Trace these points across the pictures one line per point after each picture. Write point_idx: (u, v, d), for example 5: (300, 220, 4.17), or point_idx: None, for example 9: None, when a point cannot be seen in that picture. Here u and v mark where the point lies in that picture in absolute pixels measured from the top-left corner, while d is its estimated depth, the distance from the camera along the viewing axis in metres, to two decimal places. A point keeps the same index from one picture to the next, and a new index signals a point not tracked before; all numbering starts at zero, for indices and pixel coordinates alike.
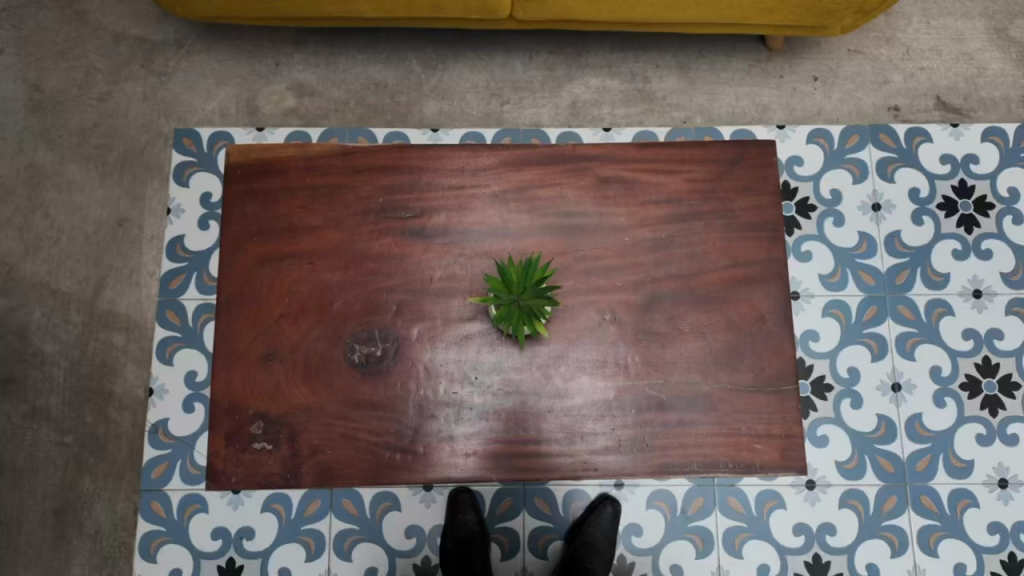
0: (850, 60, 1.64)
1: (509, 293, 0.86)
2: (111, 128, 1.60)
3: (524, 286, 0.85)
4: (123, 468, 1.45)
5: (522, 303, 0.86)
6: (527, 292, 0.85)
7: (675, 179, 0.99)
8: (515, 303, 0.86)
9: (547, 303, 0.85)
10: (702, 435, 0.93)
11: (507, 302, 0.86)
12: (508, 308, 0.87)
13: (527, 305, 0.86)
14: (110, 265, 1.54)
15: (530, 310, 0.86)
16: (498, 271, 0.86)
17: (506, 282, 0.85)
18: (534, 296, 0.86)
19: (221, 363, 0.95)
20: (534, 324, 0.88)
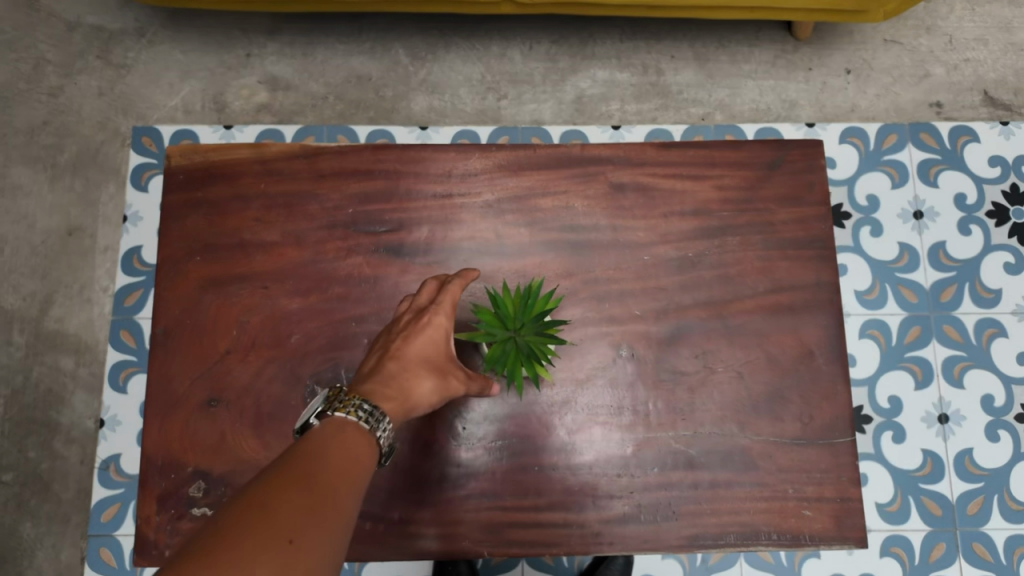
0: (886, 50, 1.47)
1: (504, 327, 0.68)
2: (63, 126, 1.43)
3: (525, 319, 0.68)
4: (69, 509, 1.28)
5: (520, 341, 0.68)
6: (529, 325, 0.68)
7: (703, 185, 0.82)
8: (510, 342, 0.68)
9: (553, 342, 0.68)
10: (740, 499, 0.76)
11: (499, 339, 0.68)
12: (499, 347, 0.68)
13: (525, 345, 0.68)
14: (59, 280, 1.37)
15: (528, 352, 0.69)
16: (490, 301, 0.69)
17: (499, 313, 0.68)
18: (536, 333, 0.69)
19: (159, 407, 0.78)
20: (533, 367, 0.71)
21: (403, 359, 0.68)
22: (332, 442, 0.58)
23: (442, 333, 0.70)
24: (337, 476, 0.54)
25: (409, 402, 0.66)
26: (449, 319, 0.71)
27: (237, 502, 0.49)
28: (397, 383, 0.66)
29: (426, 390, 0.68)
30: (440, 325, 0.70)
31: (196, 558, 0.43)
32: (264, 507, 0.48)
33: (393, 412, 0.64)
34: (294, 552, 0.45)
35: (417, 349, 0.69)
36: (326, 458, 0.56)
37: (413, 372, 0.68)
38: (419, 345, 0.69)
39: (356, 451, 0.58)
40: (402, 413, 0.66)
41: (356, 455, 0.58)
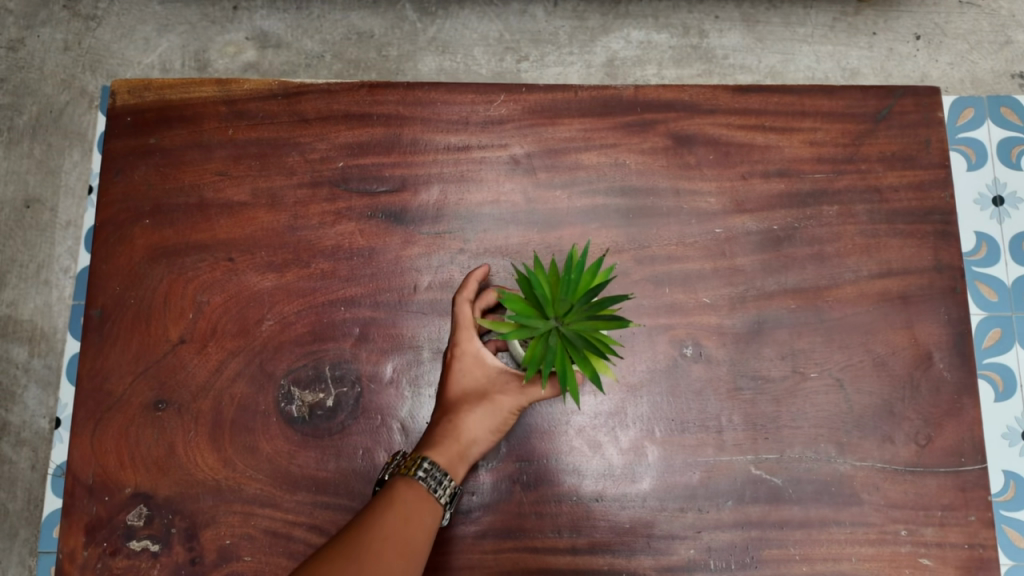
0: (961, 14, 1.30)
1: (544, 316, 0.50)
2: (21, 84, 1.26)
3: (570, 300, 0.48)
4: (16, 523, 1.11)
5: (568, 332, 0.49)
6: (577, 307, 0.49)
7: (791, 140, 0.65)
8: (554, 336, 0.50)
9: (611, 328, 0.48)
10: (841, 546, 0.58)
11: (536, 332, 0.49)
12: (540, 344, 0.50)
13: (575, 336, 0.49)
14: (13, 258, 1.20)
15: (580, 346, 0.49)
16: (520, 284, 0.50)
17: (531, 294, 0.48)
18: (587, 318, 0.49)
19: (90, 410, 0.61)
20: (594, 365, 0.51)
21: (443, 402, 0.56)
22: (390, 498, 0.51)
23: (473, 361, 0.56)
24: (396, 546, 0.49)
25: (460, 445, 0.54)
26: (472, 341, 0.56)
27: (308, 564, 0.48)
28: (440, 428, 0.55)
29: (481, 423, 0.55)
30: (467, 352, 0.56)
31: None
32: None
33: (450, 460, 0.53)
34: None
35: (454, 387, 0.56)
36: (383, 522, 0.50)
37: (456, 412, 0.55)
38: (453, 383, 0.56)
39: (412, 513, 0.50)
40: (463, 456, 0.54)
41: (414, 518, 0.50)
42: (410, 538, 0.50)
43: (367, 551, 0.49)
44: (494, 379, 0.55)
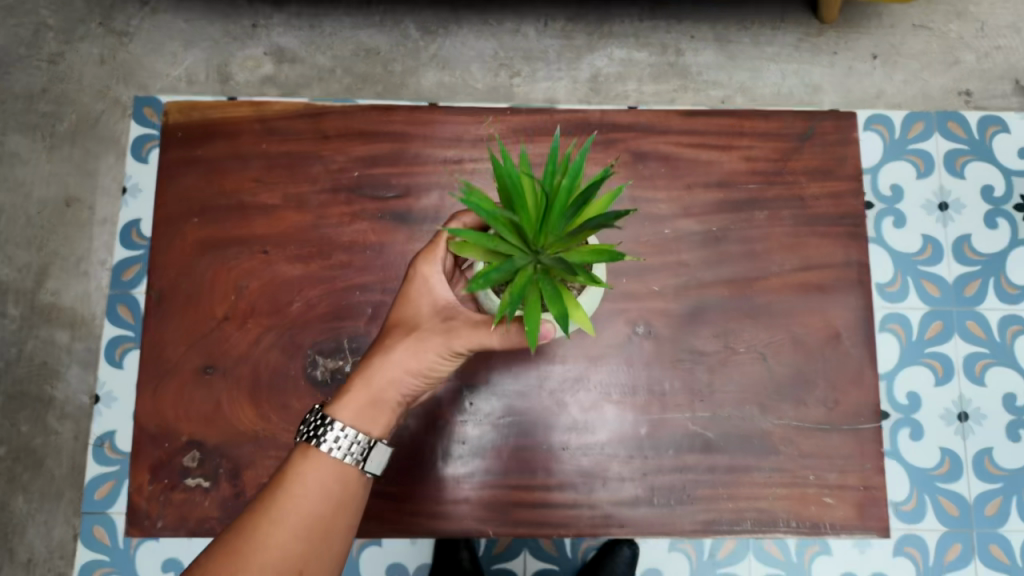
0: (915, 36, 1.43)
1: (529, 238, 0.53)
2: (62, 94, 1.39)
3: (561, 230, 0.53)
4: (62, 486, 1.26)
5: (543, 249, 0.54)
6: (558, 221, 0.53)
7: (729, 156, 0.78)
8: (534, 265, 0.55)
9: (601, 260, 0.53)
10: (760, 485, 0.72)
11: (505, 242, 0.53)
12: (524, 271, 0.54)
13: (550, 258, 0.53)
14: (55, 252, 1.33)
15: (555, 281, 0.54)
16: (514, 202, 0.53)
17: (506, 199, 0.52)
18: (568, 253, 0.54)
19: (152, 374, 0.74)
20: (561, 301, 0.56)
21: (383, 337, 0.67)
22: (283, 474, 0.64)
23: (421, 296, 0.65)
24: (298, 507, 0.63)
25: (376, 381, 0.65)
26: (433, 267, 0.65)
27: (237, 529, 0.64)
28: (367, 363, 0.66)
29: (398, 364, 0.65)
30: (417, 286, 0.66)
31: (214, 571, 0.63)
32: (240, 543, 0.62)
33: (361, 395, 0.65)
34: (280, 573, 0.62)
35: (395, 320, 0.67)
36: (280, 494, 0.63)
37: (384, 348, 0.66)
38: (396, 318, 0.67)
39: (303, 481, 0.63)
40: (373, 395, 0.65)
41: (305, 489, 0.63)
42: (303, 504, 0.63)
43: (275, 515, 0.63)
44: (427, 321, 0.65)
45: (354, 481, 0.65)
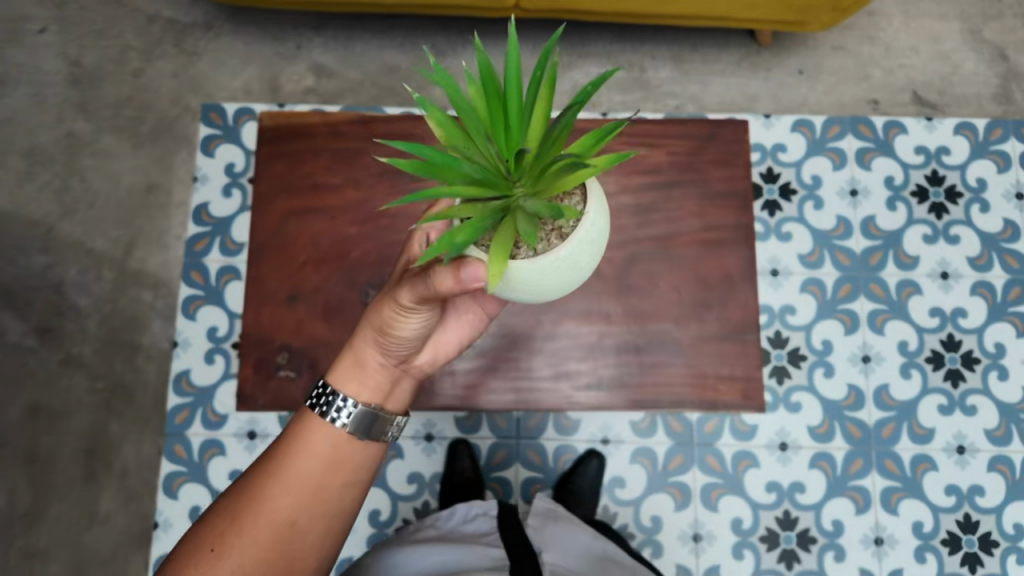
0: (834, 56, 1.76)
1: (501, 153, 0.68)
2: (144, 101, 1.72)
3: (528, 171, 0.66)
4: (149, 413, 1.56)
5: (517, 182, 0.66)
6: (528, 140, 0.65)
7: (657, 152, 1.12)
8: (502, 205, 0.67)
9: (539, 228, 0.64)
10: (673, 375, 1.10)
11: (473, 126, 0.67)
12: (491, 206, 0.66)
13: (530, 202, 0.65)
14: (140, 228, 1.65)
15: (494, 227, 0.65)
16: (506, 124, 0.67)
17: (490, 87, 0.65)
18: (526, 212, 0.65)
19: (255, 301, 1.08)
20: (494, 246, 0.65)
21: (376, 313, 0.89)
22: (294, 439, 0.84)
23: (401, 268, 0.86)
24: (300, 466, 0.82)
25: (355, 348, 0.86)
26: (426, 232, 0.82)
27: (250, 481, 0.83)
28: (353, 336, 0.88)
29: (368, 330, 0.85)
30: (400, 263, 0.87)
31: (226, 514, 0.81)
32: (252, 491, 0.81)
33: (346, 360, 0.87)
34: (273, 520, 0.80)
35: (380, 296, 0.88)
36: (289, 455, 0.83)
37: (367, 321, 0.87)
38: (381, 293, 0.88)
39: (307, 444, 0.83)
40: (352, 358, 0.86)
41: (309, 453, 0.83)
42: (306, 463, 0.82)
43: (280, 471, 0.82)
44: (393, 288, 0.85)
45: (349, 445, 0.84)
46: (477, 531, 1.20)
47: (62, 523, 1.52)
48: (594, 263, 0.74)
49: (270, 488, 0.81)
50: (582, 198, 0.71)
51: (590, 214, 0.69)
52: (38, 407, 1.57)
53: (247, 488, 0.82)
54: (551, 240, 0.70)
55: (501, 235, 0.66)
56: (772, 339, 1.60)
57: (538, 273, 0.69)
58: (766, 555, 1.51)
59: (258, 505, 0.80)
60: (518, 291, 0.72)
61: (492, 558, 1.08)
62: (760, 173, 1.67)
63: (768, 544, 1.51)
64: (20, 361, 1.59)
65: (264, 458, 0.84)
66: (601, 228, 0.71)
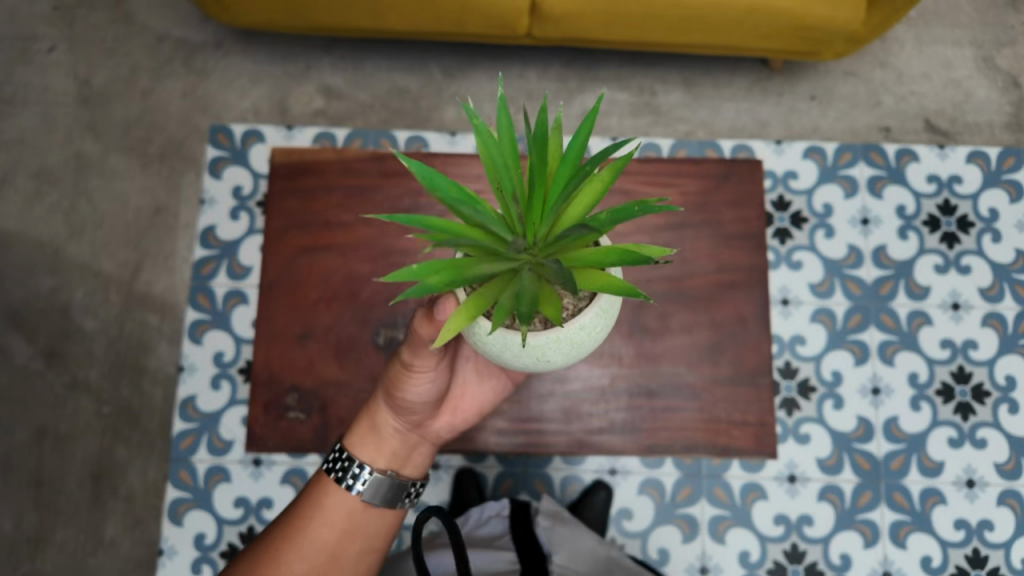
0: (845, 81, 1.75)
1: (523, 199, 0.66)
2: (152, 122, 1.71)
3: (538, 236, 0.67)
4: (154, 438, 1.56)
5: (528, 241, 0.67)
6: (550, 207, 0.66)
7: (670, 192, 1.12)
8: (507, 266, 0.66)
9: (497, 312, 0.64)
10: (684, 420, 1.12)
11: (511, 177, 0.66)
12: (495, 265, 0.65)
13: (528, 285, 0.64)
14: (147, 250, 1.64)
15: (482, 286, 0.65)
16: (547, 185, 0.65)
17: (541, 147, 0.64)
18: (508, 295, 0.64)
19: (266, 339, 1.08)
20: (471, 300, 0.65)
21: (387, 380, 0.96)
22: (310, 508, 0.90)
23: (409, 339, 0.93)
24: (316, 535, 0.89)
25: (370, 415, 0.93)
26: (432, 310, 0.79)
27: (267, 546, 0.88)
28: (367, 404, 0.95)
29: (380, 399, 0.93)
30: None
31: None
32: (270, 556, 0.87)
33: (360, 426, 0.93)
34: None
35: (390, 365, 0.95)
36: (306, 522, 0.89)
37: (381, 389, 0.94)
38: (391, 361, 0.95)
39: (323, 514, 0.90)
40: (369, 425, 0.93)
41: (325, 522, 0.90)
42: (323, 531, 0.89)
43: (297, 539, 0.88)
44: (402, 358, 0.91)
45: (365, 513, 0.92)
46: (492, 533, 1.24)
47: (68, 548, 1.52)
48: (567, 362, 0.73)
49: (287, 555, 0.87)
50: (587, 299, 0.71)
51: (583, 318, 0.69)
52: (45, 431, 1.56)
53: (265, 553, 0.88)
54: (537, 320, 0.70)
55: (487, 292, 0.66)
56: (782, 369, 1.59)
57: (504, 342, 0.70)
58: None
59: (276, 569, 0.87)
60: (485, 349, 0.73)
61: (508, 561, 1.13)
62: (772, 200, 1.65)
63: None
64: (26, 384, 1.58)
65: (281, 524, 0.90)
66: (590, 334, 0.71)
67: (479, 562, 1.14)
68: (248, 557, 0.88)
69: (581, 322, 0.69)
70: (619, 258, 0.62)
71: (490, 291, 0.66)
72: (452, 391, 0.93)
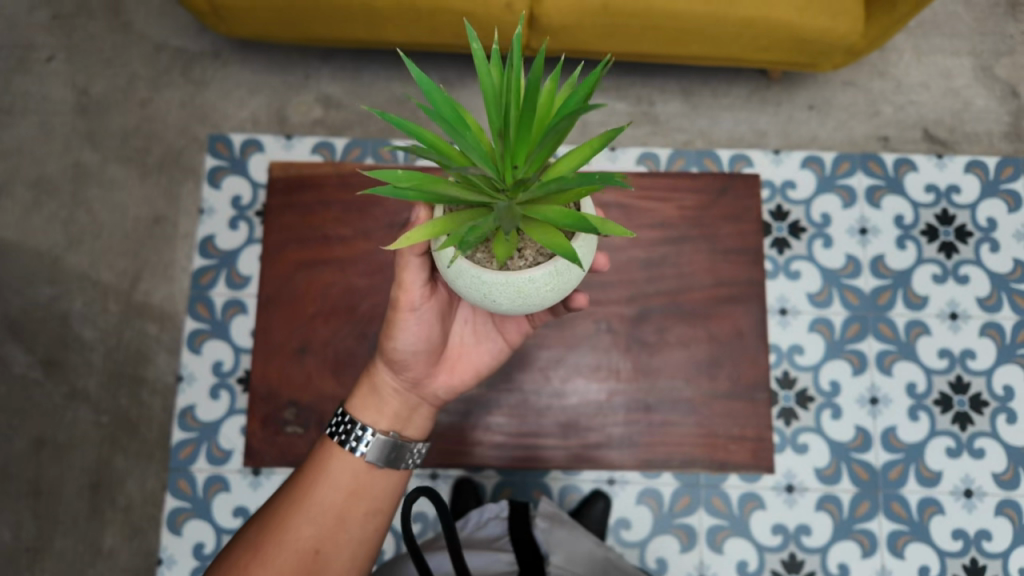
0: (844, 91, 1.76)
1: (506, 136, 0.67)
2: (151, 131, 1.71)
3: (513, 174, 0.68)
4: (153, 448, 1.56)
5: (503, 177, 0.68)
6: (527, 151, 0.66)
7: (669, 207, 1.20)
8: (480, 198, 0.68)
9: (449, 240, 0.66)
10: (682, 434, 1.18)
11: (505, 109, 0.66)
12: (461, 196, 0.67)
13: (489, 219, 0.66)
14: (146, 259, 1.64)
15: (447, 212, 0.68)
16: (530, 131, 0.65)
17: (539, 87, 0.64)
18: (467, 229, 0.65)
19: (265, 353, 1.14)
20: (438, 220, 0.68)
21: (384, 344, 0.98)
22: (315, 473, 0.92)
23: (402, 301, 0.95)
24: (322, 497, 0.90)
25: (370, 377, 0.96)
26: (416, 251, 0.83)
27: (275, 511, 0.90)
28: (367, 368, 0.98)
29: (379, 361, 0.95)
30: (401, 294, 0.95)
31: (253, 539, 0.88)
32: (277, 519, 0.89)
33: (360, 390, 0.96)
34: (298, 546, 0.87)
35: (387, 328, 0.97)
36: (312, 487, 0.91)
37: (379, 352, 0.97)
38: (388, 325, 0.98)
39: (329, 478, 0.91)
40: (369, 388, 0.95)
41: (330, 485, 0.91)
42: (328, 494, 0.91)
43: (303, 503, 0.90)
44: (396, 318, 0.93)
45: (370, 475, 0.93)
46: (492, 535, 1.24)
47: (66, 558, 1.52)
48: (509, 309, 0.75)
49: (294, 518, 0.89)
50: (547, 254, 0.72)
51: (535, 271, 0.70)
52: (43, 441, 1.57)
53: (273, 517, 0.89)
54: (492, 260, 0.72)
55: (457, 216, 0.69)
56: (780, 380, 1.59)
57: (459, 272, 0.72)
58: None
59: (283, 532, 0.88)
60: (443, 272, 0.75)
61: (507, 562, 1.16)
62: (770, 210, 1.65)
63: None
64: (25, 395, 1.59)
65: (288, 489, 0.92)
66: (539, 289, 0.72)
67: (477, 564, 1.16)
68: (257, 521, 0.90)
69: (532, 275, 0.71)
70: (569, 220, 0.64)
71: (461, 216, 0.69)
72: (449, 350, 0.96)
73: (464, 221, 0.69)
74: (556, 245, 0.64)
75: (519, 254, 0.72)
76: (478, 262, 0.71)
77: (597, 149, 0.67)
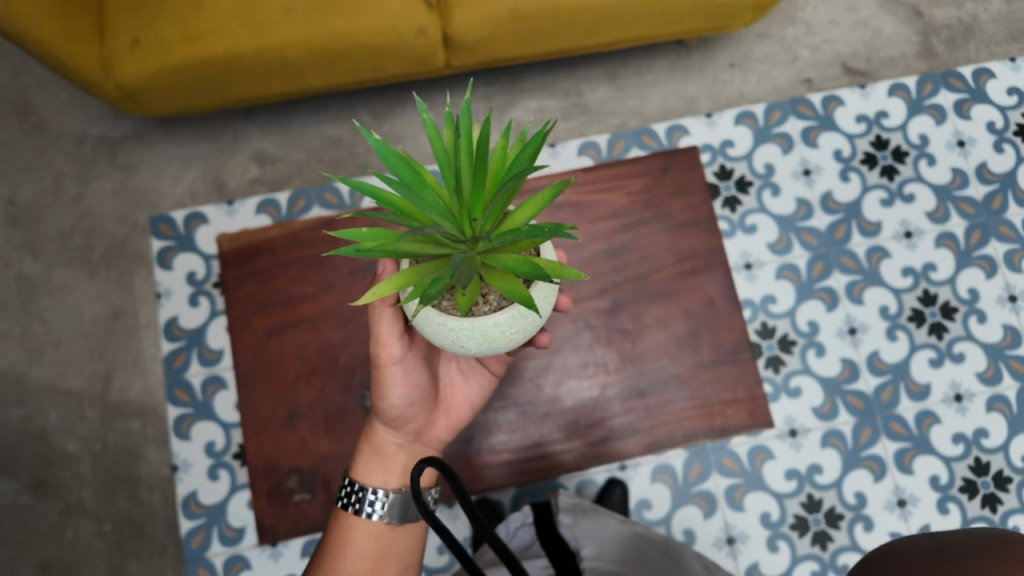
0: (760, 43, 1.81)
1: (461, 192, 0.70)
2: (90, 227, 1.67)
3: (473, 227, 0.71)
4: (163, 544, 1.51)
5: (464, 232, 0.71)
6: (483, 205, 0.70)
7: (617, 195, 1.39)
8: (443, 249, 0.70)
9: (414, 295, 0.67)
10: (678, 412, 1.34)
11: (457, 169, 0.69)
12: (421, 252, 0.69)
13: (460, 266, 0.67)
14: (114, 356, 1.60)
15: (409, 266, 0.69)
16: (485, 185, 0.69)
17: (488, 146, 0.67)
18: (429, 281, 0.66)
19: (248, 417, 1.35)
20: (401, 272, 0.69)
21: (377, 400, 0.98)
22: (336, 548, 0.92)
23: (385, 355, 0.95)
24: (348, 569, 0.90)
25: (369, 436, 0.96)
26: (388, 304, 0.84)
27: None
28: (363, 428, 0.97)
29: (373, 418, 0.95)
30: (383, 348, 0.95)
31: None
32: None
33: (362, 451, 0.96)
34: None
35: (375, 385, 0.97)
36: (336, 561, 0.90)
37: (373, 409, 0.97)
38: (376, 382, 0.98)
39: (351, 548, 0.92)
40: (370, 447, 0.96)
41: (354, 555, 0.91)
42: (354, 563, 0.91)
43: None
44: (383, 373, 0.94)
45: (393, 534, 0.93)
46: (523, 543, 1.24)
47: None
48: (479, 352, 0.78)
49: None
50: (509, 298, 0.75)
51: (498, 315, 0.73)
52: (48, 564, 1.51)
53: None
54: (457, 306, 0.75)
55: (422, 269, 0.70)
56: (760, 331, 1.62)
57: (428, 320, 0.74)
58: (800, 542, 1.53)
59: None
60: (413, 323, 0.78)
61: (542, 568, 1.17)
62: (714, 171, 1.69)
63: (800, 530, 1.54)
64: (19, 521, 1.53)
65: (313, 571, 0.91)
66: (505, 333, 0.75)
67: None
68: None
69: (497, 320, 0.73)
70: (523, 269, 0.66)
71: (425, 267, 0.71)
72: (442, 393, 0.97)
73: (429, 272, 0.70)
74: (512, 291, 0.67)
75: (484, 300, 0.75)
76: (443, 309, 0.74)
77: (544, 205, 0.70)
